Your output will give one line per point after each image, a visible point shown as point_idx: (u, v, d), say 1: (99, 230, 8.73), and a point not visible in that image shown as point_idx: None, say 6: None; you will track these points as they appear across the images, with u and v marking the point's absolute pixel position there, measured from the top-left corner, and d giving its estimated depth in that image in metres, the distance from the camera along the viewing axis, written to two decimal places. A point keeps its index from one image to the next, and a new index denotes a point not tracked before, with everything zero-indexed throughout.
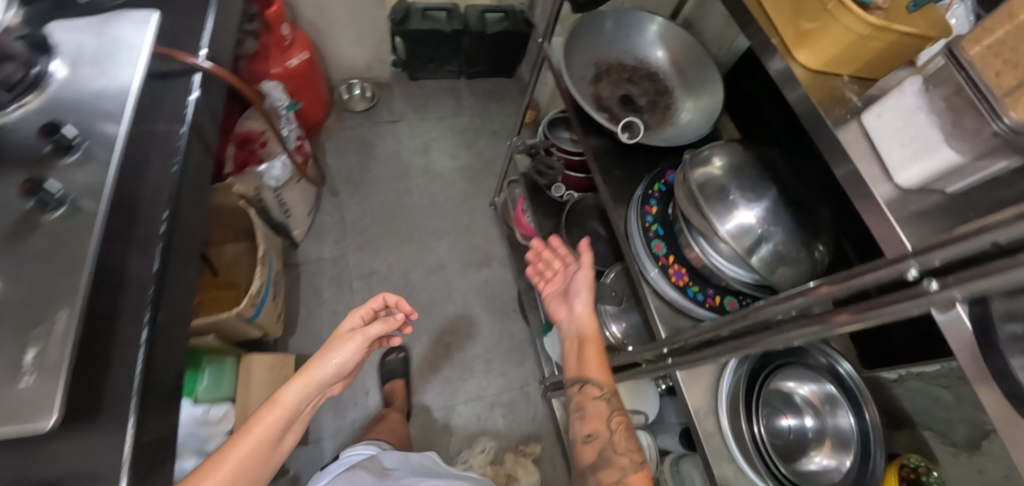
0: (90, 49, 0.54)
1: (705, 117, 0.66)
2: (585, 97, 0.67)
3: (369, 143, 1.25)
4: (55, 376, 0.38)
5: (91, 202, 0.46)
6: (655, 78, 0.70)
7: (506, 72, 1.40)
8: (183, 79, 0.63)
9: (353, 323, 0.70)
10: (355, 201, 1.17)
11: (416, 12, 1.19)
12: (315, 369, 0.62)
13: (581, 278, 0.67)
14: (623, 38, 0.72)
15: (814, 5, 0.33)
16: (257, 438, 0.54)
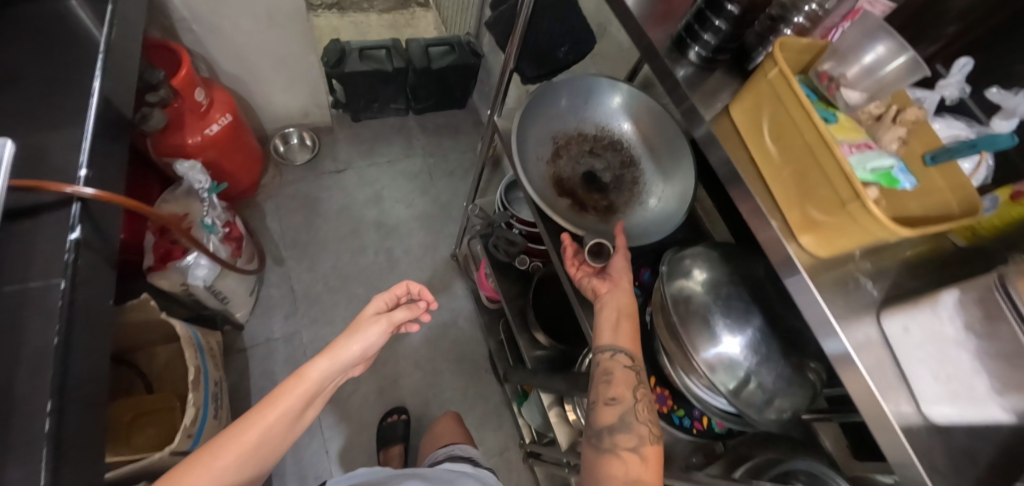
0: None
1: (676, 195, 0.60)
2: (544, 183, 0.61)
3: (313, 198, 1.13)
4: None
5: None
6: (620, 149, 0.64)
7: (457, 103, 1.30)
8: (59, 211, 0.51)
9: (379, 307, 0.61)
10: (304, 268, 1.06)
11: (351, 52, 1.09)
12: (345, 345, 0.56)
13: (620, 260, 0.53)
14: (582, 106, 0.65)
15: (828, 193, 0.27)
16: (284, 407, 0.49)
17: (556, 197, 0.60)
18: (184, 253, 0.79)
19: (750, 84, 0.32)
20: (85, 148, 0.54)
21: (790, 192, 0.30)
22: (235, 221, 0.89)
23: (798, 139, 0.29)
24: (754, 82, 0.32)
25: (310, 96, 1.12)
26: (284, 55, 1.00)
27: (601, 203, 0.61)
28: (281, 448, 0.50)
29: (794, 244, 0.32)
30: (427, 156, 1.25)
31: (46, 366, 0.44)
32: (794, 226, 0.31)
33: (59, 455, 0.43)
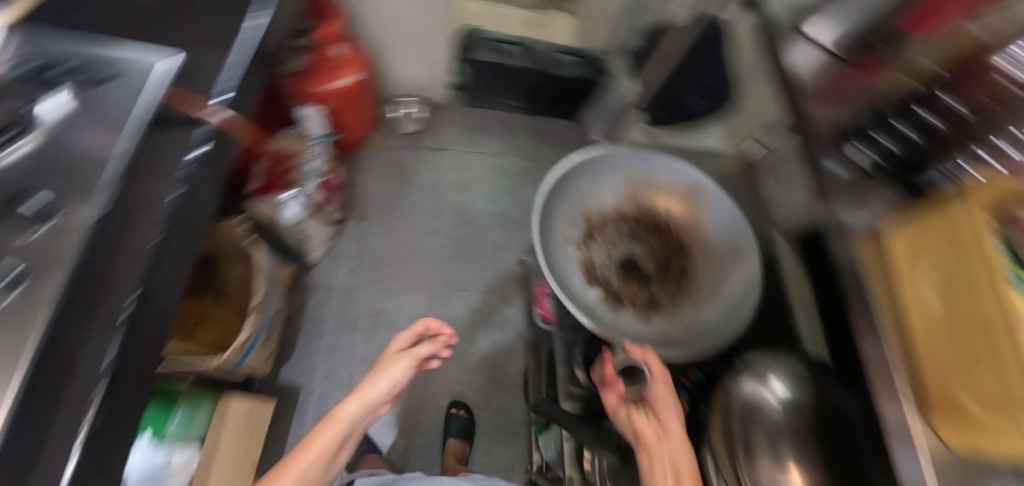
0: (89, 106, 0.49)
1: (727, 292, 0.62)
2: (574, 273, 0.64)
3: (408, 168, 1.18)
4: None
5: (49, 288, 0.40)
6: (665, 233, 0.69)
7: (566, 114, 1.29)
8: (186, 130, 0.58)
9: (403, 346, 0.75)
10: (380, 231, 1.11)
11: (484, 42, 1.09)
12: (371, 383, 0.68)
13: (663, 393, 0.55)
14: (615, 187, 0.70)
15: (995, 386, 0.25)
16: (319, 449, 0.61)
17: (585, 284, 0.63)
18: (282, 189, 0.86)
19: (930, 214, 0.30)
20: (224, 77, 0.61)
21: (941, 363, 0.29)
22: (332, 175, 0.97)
23: (970, 309, 0.27)
24: (935, 214, 0.30)
25: (434, 72, 1.16)
26: (424, 29, 1.04)
27: (642, 296, 0.65)
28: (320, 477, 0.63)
29: (925, 421, 0.30)
30: (523, 159, 1.24)
31: (138, 263, 0.49)
32: (931, 399, 0.29)
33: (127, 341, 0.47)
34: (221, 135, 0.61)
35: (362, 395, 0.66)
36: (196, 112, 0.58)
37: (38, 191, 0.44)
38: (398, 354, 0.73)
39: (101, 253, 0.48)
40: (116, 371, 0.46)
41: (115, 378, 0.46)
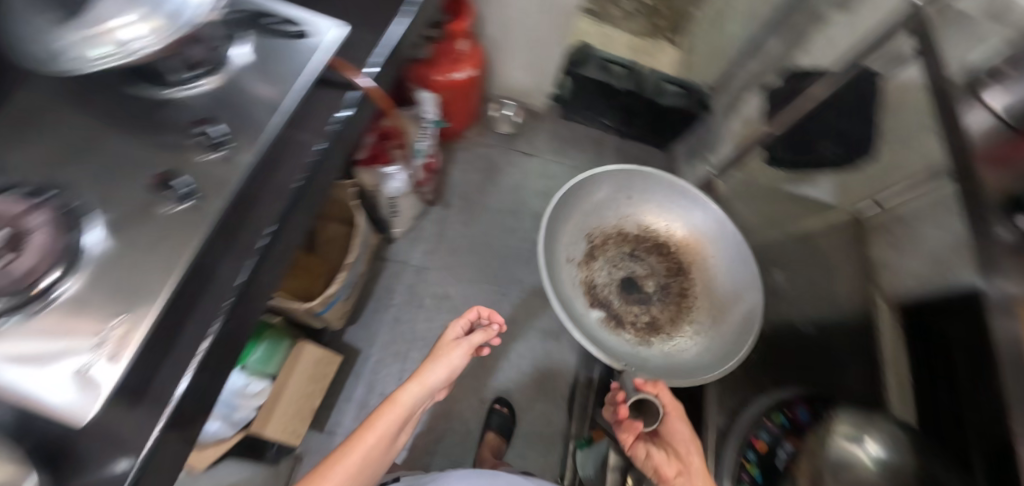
0: (270, 57, 0.56)
1: (715, 306, 0.77)
2: (579, 294, 0.78)
3: (497, 166, 1.23)
4: (96, 391, 0.34)
5: (215, 202, 0.45)
6: (662, 253, 0.84)
7: (658, 143, 1.29)
8: (339, 94, 0.63)
9: (457, 332, 0.76)
10: (461, 220, 1.15)
11: (592, 59, 1.14)
12: (432, 371, 0.70)
13: (682, 431, 0.58)
14: (619, 216, 0.84)
15: None
16: (380, 430, 0.62)
17: (586, 303, 0.77)
18: (387, 163, 0.91)
19: None
20: (381, 52, 0.67)
21: None
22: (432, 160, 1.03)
23: None
24: None
25: (539, 80, 1.20)
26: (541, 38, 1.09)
27: (642, 319, 0.78)
28: (381, 458, 0.64)
29: None
30: None
31: (281, 200, 0.55)
32: None
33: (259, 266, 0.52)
34: (366, 102, 0.65)
35: (420, 383, 0.68)
36: (351, 77, 0.63)
37: (219, 120, 0.51)
38: (460, 342, 0.74)
39: (254, 186, 0.54)
40: (245, 292, 0.51)
41: (242, 299, 0.51)
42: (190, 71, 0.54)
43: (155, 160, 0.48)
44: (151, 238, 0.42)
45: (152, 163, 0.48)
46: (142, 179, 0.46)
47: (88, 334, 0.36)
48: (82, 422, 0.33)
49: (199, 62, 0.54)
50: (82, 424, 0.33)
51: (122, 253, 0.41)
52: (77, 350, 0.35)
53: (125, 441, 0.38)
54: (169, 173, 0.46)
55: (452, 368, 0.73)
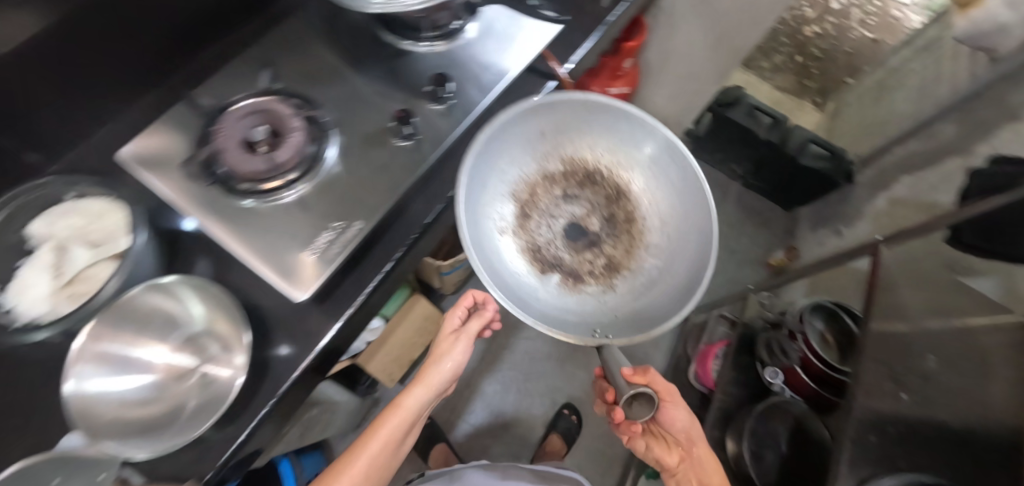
0: (496, 35, 0.64)
1: (667, 194, 0.65)
2: (527, 265, 0.62)
3: None
4: (325, 267, 0.50)
5: (430, 148, 0.57)
6: (583, 169, 0.68)
7: (782, 203, 1.27)
8: (541, 82, 0.69)
9: (455, 324, 0.69)
10: None
11: (744, 104, 1.13)
12: (438, 376, 0.66)
13: (677, 416, 0.68)
14: (535, 161, 0.67)
15: None
16: (386, 435, 0.62)
17: (537, 277, 0.62)
18: None
19: None
20: (580, 53, 0.70)
21: None
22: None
23: None
24: None
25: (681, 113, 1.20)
26: (699, 74, 1.08)
27: (598, 261, 0.65)
28: (388, 461, 0.64)
29: None
30: (725, 222, 1.25)
31: None
32: None
33: (446, 209, 0.61)
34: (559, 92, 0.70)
35: (427, 391, 0.65)
36: (552, 66, 0.68)
37: (449, 78, 0.61)
38: (461, 334, 0.68)
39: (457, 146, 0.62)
40: (430, 228, 0.60)
41: (424, 236, 0.60)
42: (429, 34, 0.64)
43: (397, 96, 0.60)
44: (377, 160, 0.56)
45: (396, 94, 0.60)
46: (386, 111, 0.59)
47: (313, 234, 0.51)
48: (297, 298, 0.48)
49: (439, 25, 0.63)
50: (299, 298, 0.48)
51: (354, 170, 0.55)
52: (306, 243, 0.51)
53: (312, 335, 0.53)
54: (406, 112, 0.56)
55: (455, 366, 0.67)
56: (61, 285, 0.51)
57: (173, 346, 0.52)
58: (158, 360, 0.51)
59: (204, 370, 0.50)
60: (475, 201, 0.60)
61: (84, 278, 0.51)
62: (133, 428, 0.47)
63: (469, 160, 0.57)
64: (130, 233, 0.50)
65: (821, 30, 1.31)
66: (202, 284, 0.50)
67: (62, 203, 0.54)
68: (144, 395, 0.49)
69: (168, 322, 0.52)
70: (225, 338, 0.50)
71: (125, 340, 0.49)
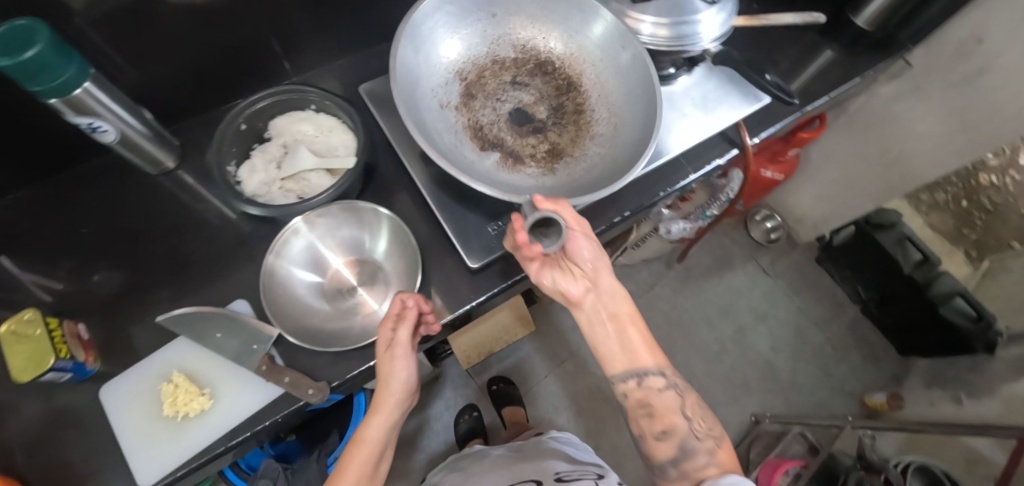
0: (701, 96, 0.69)
1: (624, 93, 0.62)
2: (465, 142, 0.58)
3: (731, 262, 1.23)
4: (496, 247, 0.56)
5: None
6: (536, 68, 0.66)
7: (898, 345, 1.17)
8: (724, 148, 0.71)
9: (388, 339, 0.49)
10: (673, 287, 1.19)
11: (896, 231, 1.06)
12: (394, 401, 0.50)
13: (584, 243, 0.50)
14: (485, 44, 0.65)
15: None
16: (354, 473, 0.49)
17: (474, 151, 0.58)
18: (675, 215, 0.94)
19: None
20: (772, 131, 0.72)
21: None
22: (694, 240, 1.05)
23: None
24: None
25: (823, 218, 1.15)
26: (855, 183, 1.03)
27: (541, 147, 0.60)
28: None
29: None
30: (829, 342, 1.18)
31: (644, 199, 0.66)
32: None
33: (605, 231, 0.66)
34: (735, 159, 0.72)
35: (379, 415, 0.50)
36: (740, 134, 0.70)
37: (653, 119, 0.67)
38: (394, 347, 0.49)
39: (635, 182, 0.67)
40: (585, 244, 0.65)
41: None
42: None
43: None
44: None
45: None
46: None
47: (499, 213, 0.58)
48: (469, 264, 0.56)
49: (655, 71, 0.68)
50: (470, 265, 0.56)
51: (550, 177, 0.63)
52: (489, 219, 0.58)
53: (457, 298, 0.57)
54: None
55: (408, 384, 0.50)
56: (281, 176, 0.59)
57: (345, 260, 0.58)
58: (330, 266, 0.58)
59: (365, 293, 0.57)
60: (415, 65, 0.58)
61: (301, 178, 0.59)
62: (301, 316, 0.54)
63: (405, 28, 0.56)
64: (358, 159, 0.57)
65: (998, 182, 1.13)
66: (398, 224, 0.57)
67: (304, 111, 0.63)
68: (312, 292, 0.56)
69: (350, 240, 0.58)
70: (396, 275, 0.58)
71: (315, 239, 0.57)
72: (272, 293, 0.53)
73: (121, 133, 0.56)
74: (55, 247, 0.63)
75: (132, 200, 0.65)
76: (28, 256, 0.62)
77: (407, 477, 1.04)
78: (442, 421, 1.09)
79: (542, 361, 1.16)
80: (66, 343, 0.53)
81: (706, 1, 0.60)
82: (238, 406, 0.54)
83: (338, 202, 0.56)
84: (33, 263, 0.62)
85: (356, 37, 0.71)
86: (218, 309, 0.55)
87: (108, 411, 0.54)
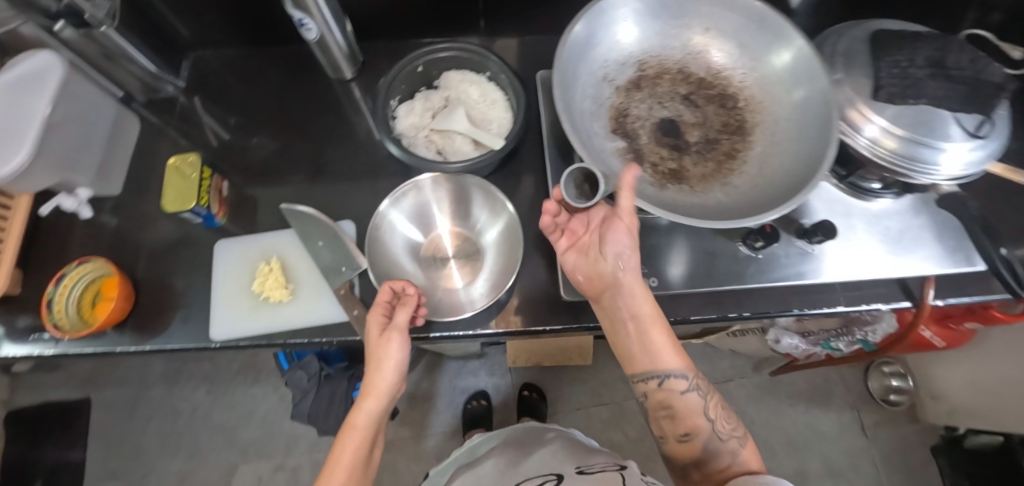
0: (897, 229, 0.58)
1: (792, 157, 0.48)
2: (600, 117, 0.52)
3: (829, 400, 1.05)
4: None
5: (752, 272, 0.56)
6: (716, 93, 0.54)
7: None
8: (894, 296, 0.60)
9: (381, 324, 0.49)
10: (749, 392, 1.06)
11: None
12: (387, 383, 0.49)
13: (623, 239, 0.46)
14: (684, 48, 0.55)
15: None
16: (350, 456, 0.46)
17: (603, 130, 0.52)
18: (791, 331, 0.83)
19: None
20: (964, 301, 0.59)
21: None
22: (798, 361, 0.92)
23: None
24: None
25: (971, 410, 0.91)
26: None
27: (669, 163, 0.52)
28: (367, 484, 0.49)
29: None
30: None
31: (771, 309, 0.58)
32: None
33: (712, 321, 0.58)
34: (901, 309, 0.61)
35: (377, 399, 0.49)
36: (923, 290, 0.58)
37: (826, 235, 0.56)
38: (393, 330, 0.48)
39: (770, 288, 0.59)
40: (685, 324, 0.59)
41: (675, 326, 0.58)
42: (839, 182, 0.60)
43: None
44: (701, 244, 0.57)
45: None
46: None
47: None
48: (563, 293, 0.53)
49: (857, 180, 0.58)
50: (563, 295, 0.53)
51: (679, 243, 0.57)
52: None
53: (532, 316, 0.55)
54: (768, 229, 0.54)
55: (401, 367, 0.49)
56: (432, 126, 0.61)
57: (452, 229, 0.60)
58: (437, 228, 0.60)
59: (455, 267, 0.58)
60: (597, 27, 0.52)
61: (449, 135, 0.60)
62: (390, 262, 0.57)
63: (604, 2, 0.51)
64: (506, 141, 0.56)
65: None
66: (514, 221, 0.56)
67: (478, 74, 0.63)
68: (412, 244, 0.59)
69: (464, 214, 0.60)
70: (490, 264, 0.57)
71: (433, 198, 0.59)
72: (377, 232, 0.56)
73: (321, 35, 0.60)
74: (236, 107, 0.71)
75: (307, 93, 0.71)
76: (216, 105, 0.71)
77: (412, 428, 1.08)
78: (464, 397, 1.10)
79: (579, 392, 1.11)
80: (209, 193, 0.59)
81: (967, 132, 0.49)
82: (309, 314, 0.57)
83: (470, 174, 0.56)
84: (215, 111, 0.70)
85: (556, 22, 0.69)
86: (329, 221, 0.59)
87: (214, 267, 0.60)
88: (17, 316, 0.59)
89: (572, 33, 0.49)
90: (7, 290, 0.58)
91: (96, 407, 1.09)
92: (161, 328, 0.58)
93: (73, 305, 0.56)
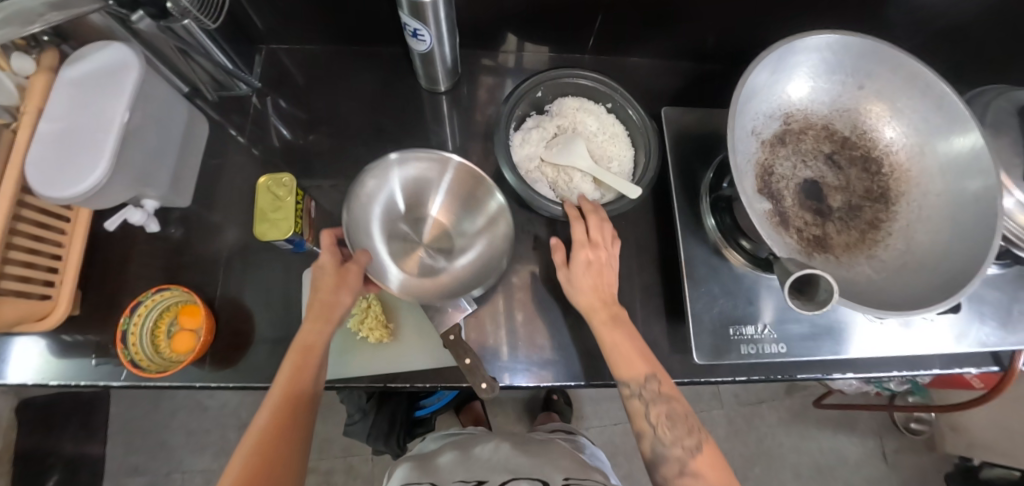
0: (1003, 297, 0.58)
1: (944, 241, 0.46)
2: (750, 174, 0.49)
3: (854, 427, 1.10)
4: (722, 354, 0.50)
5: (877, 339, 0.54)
6: (861, 157, 0.52)
7: None
8: (986, 361, 0.61)
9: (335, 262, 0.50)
10: (782, 414, 1.10)
11: None
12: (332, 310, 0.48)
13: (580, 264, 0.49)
14: (834, 107, 0.52)
15: None
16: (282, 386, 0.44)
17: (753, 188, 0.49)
18: None
19: None
20: None
21: None
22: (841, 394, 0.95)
23: None
24: None
25: (989, 446, 0.96)
26: None
27: (813, 229, 0.50)
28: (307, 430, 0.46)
29: None
30: None
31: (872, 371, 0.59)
32: None
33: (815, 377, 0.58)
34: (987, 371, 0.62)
35: (331, 321, 0.48)
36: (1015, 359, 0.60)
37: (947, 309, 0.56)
38: (351, 264, 0.49)
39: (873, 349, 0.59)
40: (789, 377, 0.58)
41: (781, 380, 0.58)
42: None
43: None
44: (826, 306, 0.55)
45: None
46: None
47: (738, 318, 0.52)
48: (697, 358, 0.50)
49: None
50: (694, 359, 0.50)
51: None
52: (729, 320, 0.52)
53: None
54: None
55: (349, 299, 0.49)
56: (546, 156, 0.56)
57: (435, 216, 0.57)
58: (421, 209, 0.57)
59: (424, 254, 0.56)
60: (763, 81, 0.48)
61: (565, 171, 0.56)
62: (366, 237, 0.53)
63: (777, 58, 0.47)
64: (635, 190, 0.52)
65: None
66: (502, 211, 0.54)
67: (597, 104, 0.59)
68: (387, 219, 0.56)
69: (452, 202, 0.57)
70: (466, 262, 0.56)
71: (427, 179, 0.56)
72: (357, 200, 0.52)
73: (431, 48, 0.54)
74: (312, 111, 0.64)
75: (391, 101, 0.65)
76: (290, 107, 0.64)
77: None
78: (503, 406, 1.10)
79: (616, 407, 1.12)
80: (302, 218, 0.54)
81: None
82: (408, 360, 0.53)
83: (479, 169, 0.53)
84: (289, 113, 0.63)
85: (670, 49, 0.64)
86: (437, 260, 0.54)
87: (303, 292, 0.55)
88: (80, 336, 0.54)
89: (745, 88, 0.45)
90: (69, 313, 0.52)
91: (114, 400, 1.03)
92: (240, 360, 0.53)
93: (146, 337, 0.52)
